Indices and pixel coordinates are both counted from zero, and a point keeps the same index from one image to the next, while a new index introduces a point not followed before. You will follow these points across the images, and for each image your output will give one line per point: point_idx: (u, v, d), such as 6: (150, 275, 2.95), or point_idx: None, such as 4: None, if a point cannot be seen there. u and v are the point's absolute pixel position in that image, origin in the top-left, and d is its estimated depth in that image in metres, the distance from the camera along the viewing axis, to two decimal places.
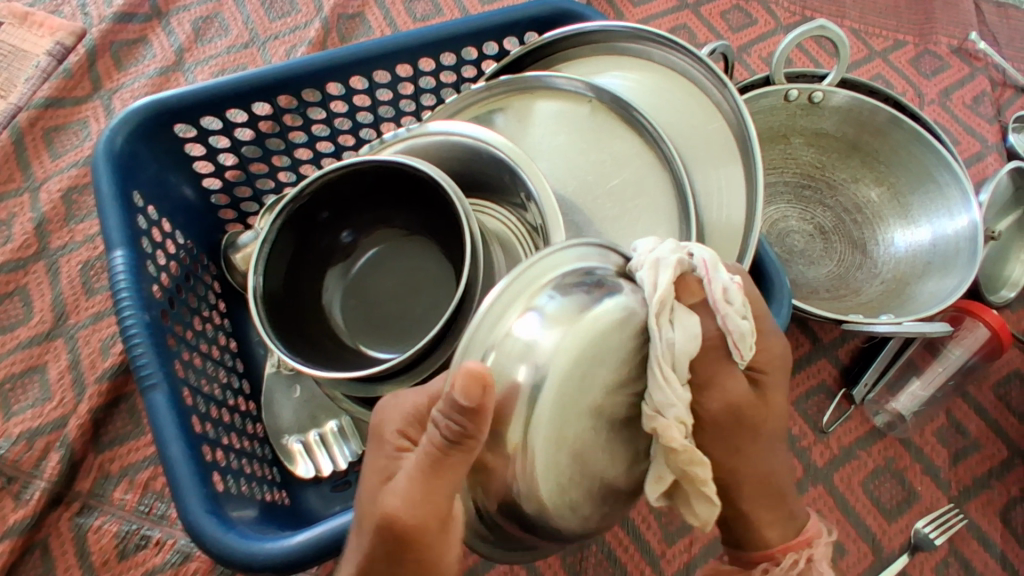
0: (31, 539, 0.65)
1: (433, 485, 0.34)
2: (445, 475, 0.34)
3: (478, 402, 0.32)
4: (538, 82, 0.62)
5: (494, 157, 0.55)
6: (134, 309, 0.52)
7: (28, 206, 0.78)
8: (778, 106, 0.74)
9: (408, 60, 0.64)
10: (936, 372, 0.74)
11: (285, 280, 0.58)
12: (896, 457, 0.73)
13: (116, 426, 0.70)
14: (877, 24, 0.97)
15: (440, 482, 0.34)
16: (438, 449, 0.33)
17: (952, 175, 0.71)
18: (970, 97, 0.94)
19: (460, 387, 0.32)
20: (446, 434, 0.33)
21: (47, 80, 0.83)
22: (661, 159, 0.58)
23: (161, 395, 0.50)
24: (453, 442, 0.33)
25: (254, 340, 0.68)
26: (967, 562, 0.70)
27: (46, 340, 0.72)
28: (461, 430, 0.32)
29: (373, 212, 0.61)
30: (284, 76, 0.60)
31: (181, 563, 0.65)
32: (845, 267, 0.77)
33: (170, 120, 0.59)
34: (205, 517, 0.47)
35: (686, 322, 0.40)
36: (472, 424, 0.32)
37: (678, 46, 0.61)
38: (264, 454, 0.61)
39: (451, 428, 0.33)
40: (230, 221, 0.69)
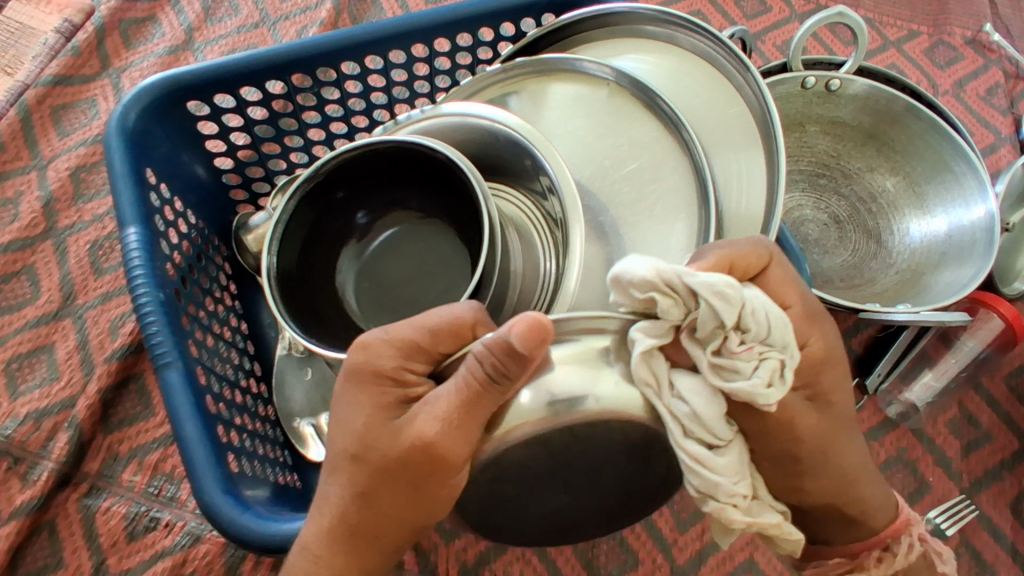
0: (39, 520, 0.65)
1: (464, 420, 0.37)
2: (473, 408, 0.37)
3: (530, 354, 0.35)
4: (556, 64, 0.61)
5: (512, 139, 0.55)
6: (148, 287, 0.51)
7: (35, 185, 0.77)
8: (795, 94, 0.73)
9: (423, 41, 0.64)
10: (950, 363, 0.73)
11: (299, 261, 0.57)
12: (908, 448, 0.73)
13: (125, 407, 0.69)
14: (891, 14, 0.96)
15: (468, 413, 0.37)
16: (472, 380, 0.36)
17: (970, 165, 0.70)
18: (984, 89, 0.93)
19: (517, 331, 0.34)
20: (490, 372, 0.36)
21: (54, 58, 0.82)
22: (682, 143, 0.57)
23: (175, 374, 0.49)
24: (493, 379, 0.36)
25: (265, 322, 0.67)
26: (978, 553, 0.71)
27: (54, 320, 0.71)
28: (503, 370, 0.36)
29: (387, 193, 0.60)
30: (299, 54, 0.60)
31: (191, 546, 0.65)
32: (859, 257, 0.76)
33: (182, 97, 0.58)
34: (221, 497, 0.46)
35: (690, 380, 0.37)
36: (514, 368, 0.36)
37: (699, 28, 0.60)
38: (275, 437, 0.61)
39: (495, 371, 0.36)
40: (241, 202, 0.68)
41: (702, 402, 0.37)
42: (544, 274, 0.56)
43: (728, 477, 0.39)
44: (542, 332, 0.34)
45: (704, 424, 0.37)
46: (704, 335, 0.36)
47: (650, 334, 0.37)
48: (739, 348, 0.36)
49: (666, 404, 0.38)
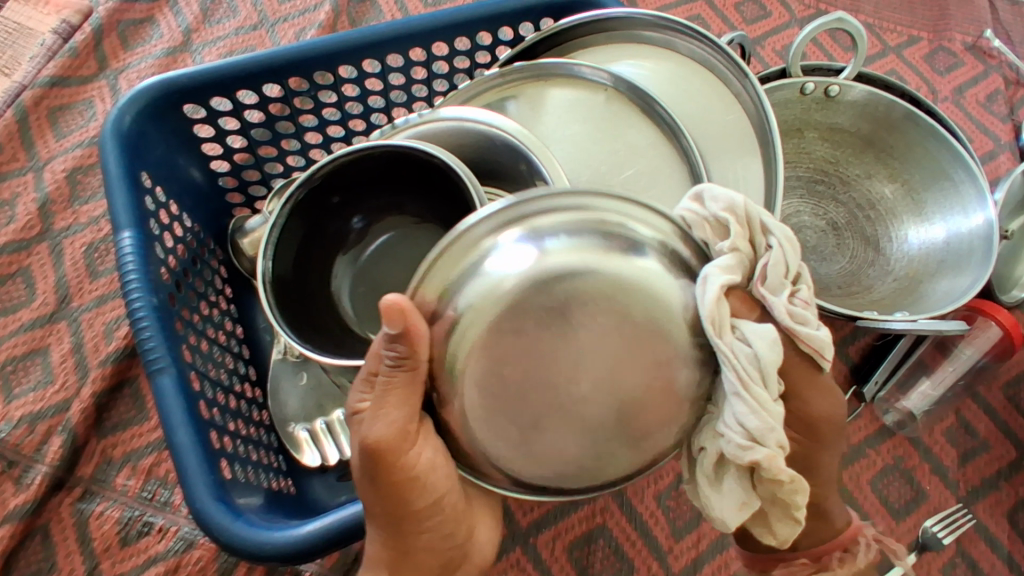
0: (32, 524, 0.64)
1: (393, 400, 0.38)
2: (392, 391, 0.38)
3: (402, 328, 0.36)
4: (554, 69, 0.61)
5: (509, 145, 0.55)
6: (142, 292, 0.51)
7: (32, 186, 0.77)
8: (793, 99, 0.73)
9: (420, 45, 0.63)
10: (947, 372, 0.73)
11: (294, 265, 0.57)
12: (905, 456, 0.73)
13: (119, 411, 0.69)
14: (892, 20, 0.96)
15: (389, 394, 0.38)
16: (390, 371, 0.37)
17: (968, 172, 0.70)
18: (984, 95, 0.93)
19: (385, 323, 0.36)
20: (387, 358, 0.37)
21: (52, 59, 0.82)
22: (679, 150, 0.58)
23: (168, 380, 0.49)
24: (395, 364, 0.37)
25: (260, 326, 0.67)
26: (974, 562, 0.70)
27: (49, 323, 0.71)
28: (398, 353, 0.37)
29: (384, 198, 0.60)
30: (296, 57, 0.59)
31: (184, 551, 0.65)
32: (857, 264, 0.76)
33: (178, 100, 0.58)
34: (213, 504, 0.46)
35: (756, 325, 0.38)
36: (409, 344, 0.37)
37: (697, 35, 0.60)
38: (269, 442, 0.61)
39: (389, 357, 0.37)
40: (237, 205, 0.68)
41: (766, 350, 0.38)
42: None
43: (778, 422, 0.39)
44: (398, 313, 0.35)
45: (764, 372, 0.38)
46: (767, 281, 0.40)
47: (719, 273, 0.39)
48: (803, 298, 0.41)
49: (728, 347, 0.38)
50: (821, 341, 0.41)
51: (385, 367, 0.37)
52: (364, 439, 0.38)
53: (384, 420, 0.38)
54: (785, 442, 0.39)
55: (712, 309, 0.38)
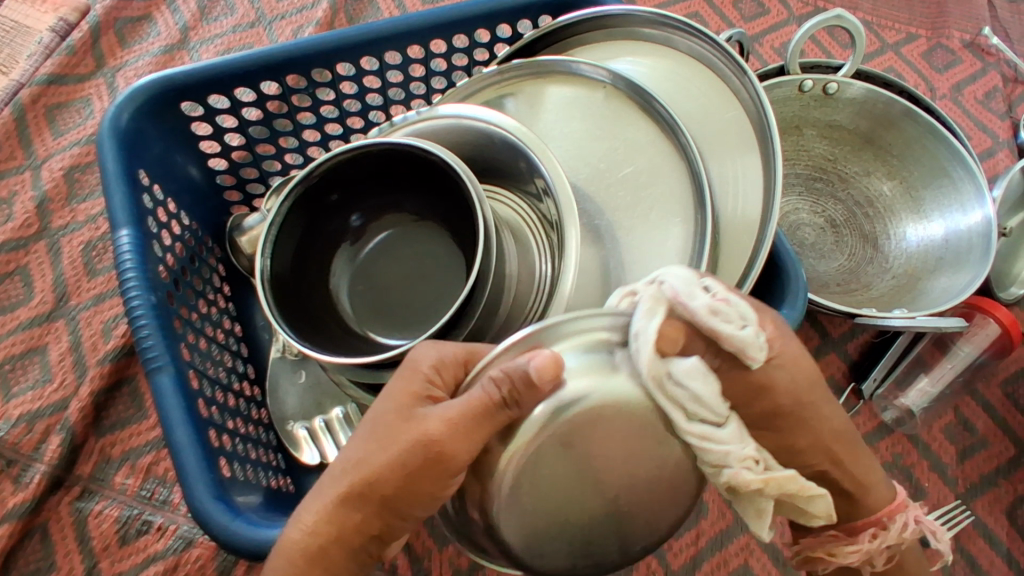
0: (31, 523, 0.64)
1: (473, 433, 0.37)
2: (482, 421, 0.37)
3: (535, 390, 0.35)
4: (552, 66, 0.61)
5: (507, 142, 0.55)
6: (139, 290, 0.50)
7: (29, 185, 0.76)
8: (792, 97, 0.73)
9: (419, 42, 0.63)
10: (946, 368, 0.73)
11: (293, 262, 0.57)
12: (904, 453, 0.73)
13: (118, 410, 0.69)
14: (890, 17, 0.96)
15: (478, 426, 0.37)
16: (486, 399, 0.36)
17: (967, 170, 0.70)
18: (982, 92, 0.93)
19: (537, 365, 0.35)
20: (498, 394, 0.36)
21: (49, 57, 0.81)
22: (678, 146, 0.57)
23: (166, 378, 0.49)
24: (501, 402, 0.36)
25: (258, 324, 0.67)
26: (973, 559, 0.70)
27: (47, 322, 0.71)
28: (510, 395, 0.36)
29: (382, 196, 0.60)
30: (293, 54, 0.59)
31: (183, 550, 0.64)
32: (856, 262, 0.76)
33: (175, 98, 0.57)
34: (211, 503, 0.46)
35: (684, 362, 0.37)
36: (527, 396, 0.36)
37: (696, 32, 0.60)
38: (268, 440, 0.61)
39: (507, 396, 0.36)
40: (235, 203, 0.67)
41: (702, 385, 0.37)
42: (539, 277, 0.56)
43: (736, 443, 0.39)
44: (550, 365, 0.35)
45: (707, 405, 0.38)
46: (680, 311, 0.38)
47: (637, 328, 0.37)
48: (720, 295, 0.39)
49: (670, 392, 0.38)
50: (749, 335, 0.39)
51: (485, 390, 0.36)
52: (426, 437, 0.37)
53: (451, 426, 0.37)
54: (753, 454, 0.39)
55: (650, 363, 0.37)
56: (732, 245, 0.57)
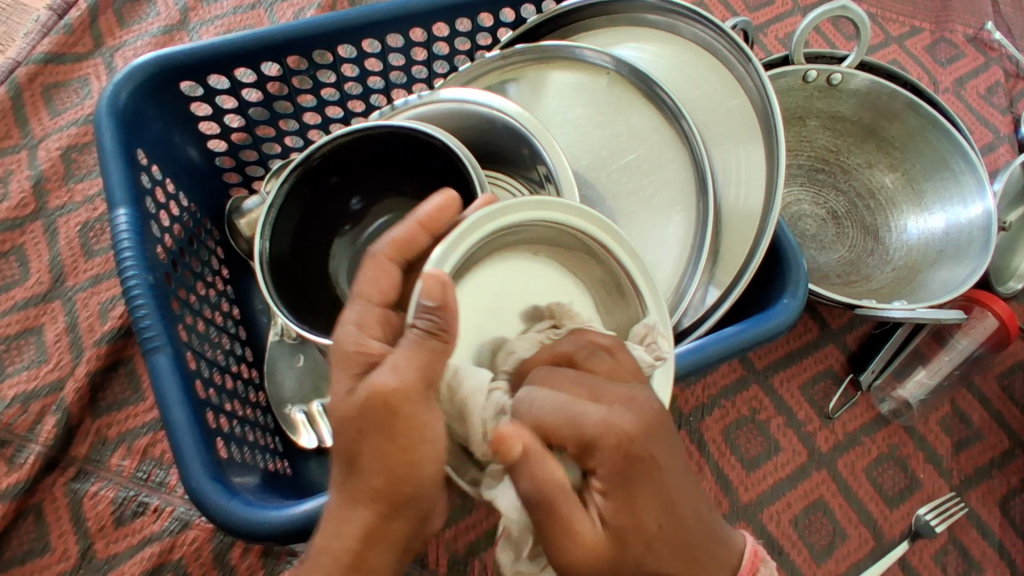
0: (25, 504, 0.64)
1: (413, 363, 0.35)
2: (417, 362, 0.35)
3: (440, 301, 0.35)
4: (556, 51, 0.59)
5: (510, 128, 0.54)
6: (138, 269, 0.50)
7: (26, 164, 0.76)
8: (796, 87, 0.73)
9: (421, 25, 0.62)
10: (943, 361, 0.73)
11: (292, 245, 0.57)
12: (900, 444, 0.73)
13: (114, 391, 0.69)
14: (894, 10, 0.96)
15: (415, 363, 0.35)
16: (419, 338, 0.35)
17: (968, 162, 0.70)
18: (985, 87, 0.93)
19: (421, 294, 0.35)
20: (423, 326, 0.35)
21: (46, 36, 0.80)
22: (681, 134, 0.57)
23: (164, 358, 0.48)
24: (431, 332, 0.35)
25: (257, 308, 0.67)
26: (966, 550, 0.71)
27: (43, 302, 0.70)
28: (435, 322, 0.35)
29: (383, 179, 0.60)
30: (295, 35, 0.58)
31: (180, 532, 0.64)
32: (856, 253, 0.76)
33: (176, 76, 0.57)
34: (208, 482, 0.45)
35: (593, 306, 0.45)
36: (449, 316, 0.36)
37: (701, 18, 0.59)
38: (266, 423, 0.61)
39: (426, 328, 0.35)
40: (234, 185, 0.67)
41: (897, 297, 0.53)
42: None
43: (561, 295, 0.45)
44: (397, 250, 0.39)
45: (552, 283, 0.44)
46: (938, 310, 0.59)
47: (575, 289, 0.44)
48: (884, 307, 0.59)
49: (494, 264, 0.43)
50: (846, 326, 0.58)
51: (416, 333, 0.35)
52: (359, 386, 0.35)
53: (406, 374, 0.35)
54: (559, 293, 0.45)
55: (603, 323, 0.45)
56: (731, 237, 0.58)
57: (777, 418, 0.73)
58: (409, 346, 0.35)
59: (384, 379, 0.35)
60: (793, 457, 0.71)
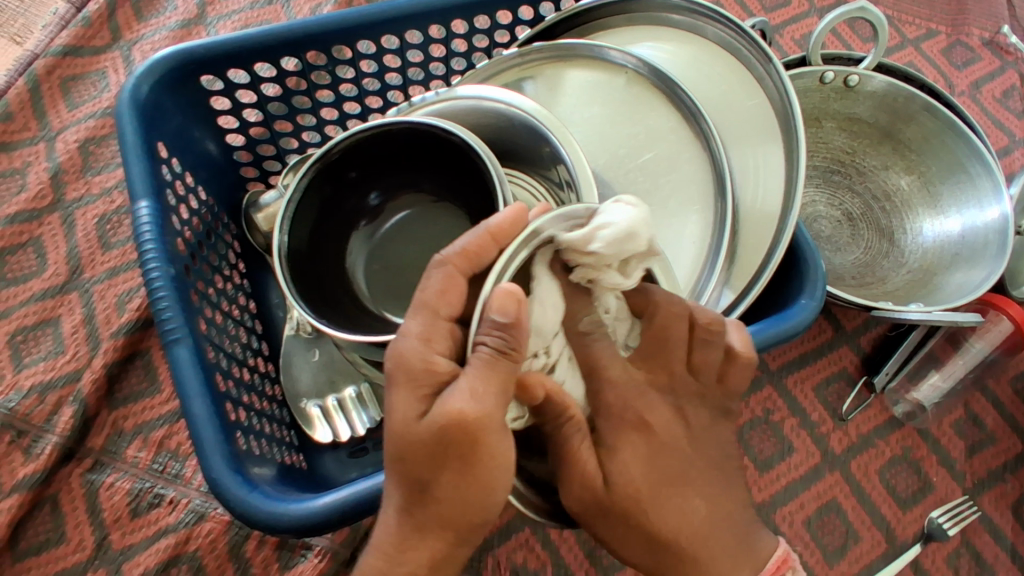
0: (41, 494, 0.64)
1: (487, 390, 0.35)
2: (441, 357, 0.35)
3: (512, 317, 0.35)
4: (575, 50, 0.60)
5: (528, 125, 0.54)
6: (159, 262, 0.50)
7: (44, 156, 0.76)
8: (813, 88, 0.72)
9: (440, 21, 0.63)
10: (958, 365, 0.73)
11: (310, 239, 0.57)
12: (913, 447, 0.73)
13: (131, 382, 0.69)
14: (910, 12, 0.95)
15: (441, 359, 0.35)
16: (490, 357, 0.35)
17: (984, 166, 0.70)
18: (1000, 91, 0.93)
19: (493, 312, 0.34)
20: (494, 347, 0.35)
21: (65, 28, 0.81)
22: (700, 134, 0.57)
23: (184, 350, 0.48)
24: (501, 352, 0.35)
25: (273, 302, 0.67)
26: (978, 554, 0.71)
27: (60, 294, 0.71)
28: (505, 341, 0.35)
29: (400, 175, 0.60)
30: (315, 31, 0.58)
31: (195, 523, 0.65)
32: (871, 255, 0.76)
33: (196, 70, 0.57)
34: (228, 475, 0.45)
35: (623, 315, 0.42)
36: (519, 333, 0.35)
37: (721, 17, 0.59)
38: (281, 417, 0.61)
39: (496, 349, 0.35)
40: (251, 179, 0.67)
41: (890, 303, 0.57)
42: None
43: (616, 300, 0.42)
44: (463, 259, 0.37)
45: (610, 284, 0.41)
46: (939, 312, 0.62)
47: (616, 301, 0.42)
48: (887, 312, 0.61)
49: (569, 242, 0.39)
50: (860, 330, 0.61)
51: (486, 353, 0.35)
52: None
53: (485, 400, 0.35)
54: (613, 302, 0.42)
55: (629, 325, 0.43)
56: (749, 237, 0.58)
57: (791, 419, 0.73)
58: (482, 367, 0.35)
59: (464, 406, 0.34)
60: (807, 458, 0.71)
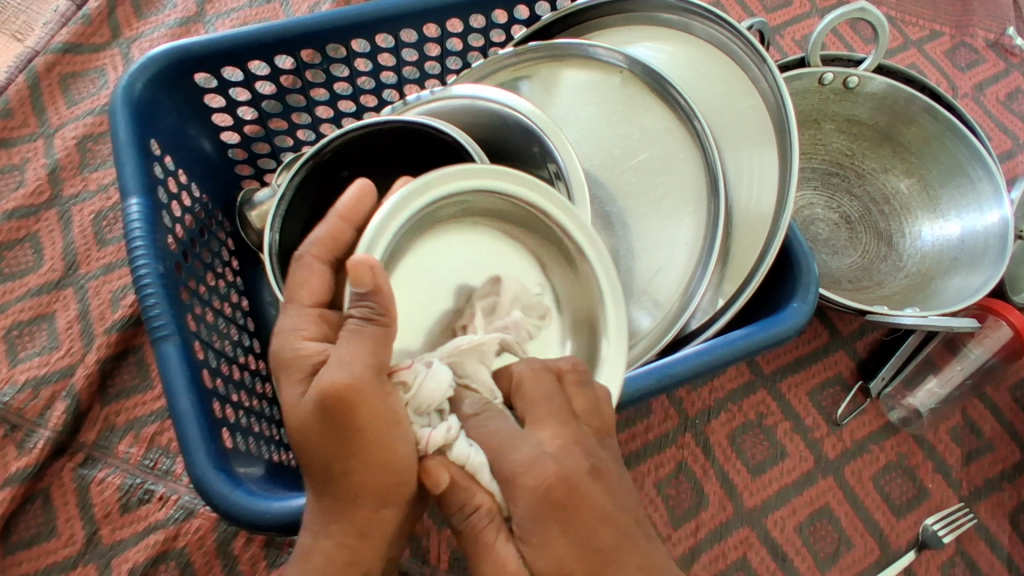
0: (33, 488, 0.65)
1: (372, 361, 0.35)
2: None
3: (371, 284, 0.35)
4: (568, 49, 0.59)
5: (521, 125, 0.54)
6: (149, 259, 0.50)
7: (42, 152, 0.77)
8: (811, 89, 0.72)
9: (435, 20, 0.62)
10: (955, 371, 0.72)
11: (302, 237, 0.57)
12: (909, 453, 0.72)
13: (123, 378, 0.69)
14: (914, 13, 0.94)
15: None
16: (358, 326, 0.36)
17: (986, 169, 0.69)
18: (1005, 93, 0.92)
19: (352, 281, 0.35)
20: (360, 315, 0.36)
21: (65, 26, 0.81)
22: (693, 134, 0.57)
23: (172, 347, 0.48)
24: (367, 320, 0.36)
25: (266, 300, 0.67)
26: (973, 563, 0.70)
27: (55, 290, 0.71)
28: (371, 309, 0.36)
29: (394, 174, 0.60)
30: (309, 29, 0.58)
31: (184, 520, 0.65)
32: (870, 259, 0.75)
33: (191, 68, 0.57)
34: (213, 472, 0.45)
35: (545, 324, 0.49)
36: (386, 299, 0.36)
37: (717, 18, 0.59)
38: (271, 415, 0.61)
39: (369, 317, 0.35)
40: (246, 177, 0.67)
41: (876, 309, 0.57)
42: None
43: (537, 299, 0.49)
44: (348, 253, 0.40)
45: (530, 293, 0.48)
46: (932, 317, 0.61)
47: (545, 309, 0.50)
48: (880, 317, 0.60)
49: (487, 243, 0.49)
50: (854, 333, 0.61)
51: (354, 323, 0.36)
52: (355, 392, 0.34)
53: (358, 370, 0.35)
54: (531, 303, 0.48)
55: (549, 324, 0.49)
56: (743, 239, 0.58)
57: (784, 423, 0.72)
58: (351, 338, 0.35)
59: (336, 376, 0.34)
60: (800, 463, 0.71)
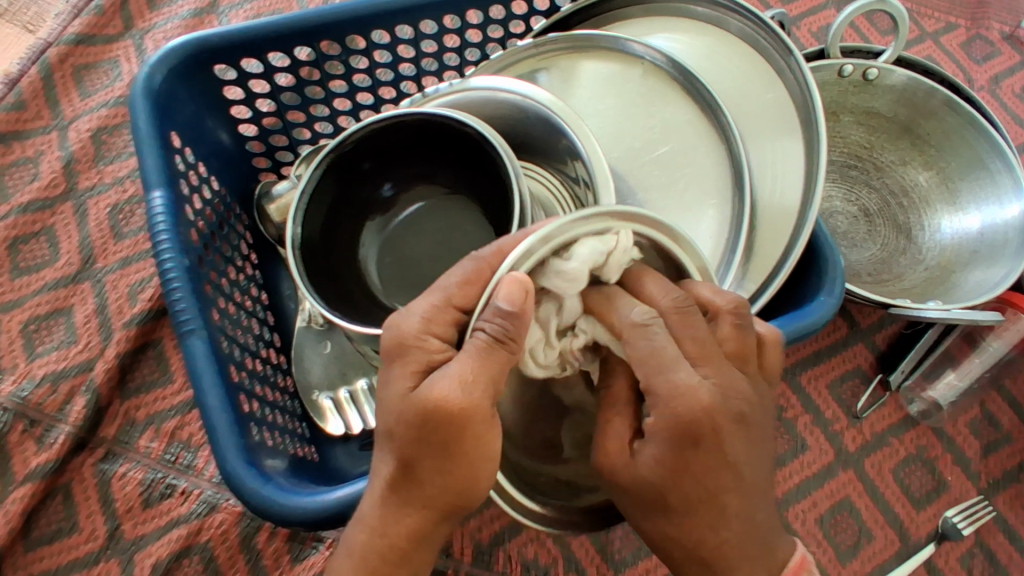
0: (53, 483, 0.65)
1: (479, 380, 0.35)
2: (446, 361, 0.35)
3: (515, 307, 0.34)
4: (590, 41, 0.59)
5: (542, 116, 0.53)
6: (173, 253, 0.50)
7: (56, 145, 0.76)
8: (831, 81, 0.71)
9: (454, 11, 0.62)
10: (974, 364, 0.72)
11: (324, 230, 0.57)
12: (928, 446, 0.72)
13: (143, 372, 0.69)
14: (929, 6, 0.94)
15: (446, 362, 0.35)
16: (487, 344, 0.35)
17: (1006, 162, 0.69)
18: (1020, 86, 0.91)
19: (499, 296, 0.34)
20: (492, 332, 0.35)
21: (77, 17, 0.80)
22: (717, 127, 0.57)
23: (198, 341, 0.48)
24: (498, 339, 0.35)
25: (285, 293, 0.67)
26: (992, 554, 0.70)
27: (72, 284, 0.71)
28: (504, 330, 0.35)
29: (416, 166, 0.59)
30: (328, 20, 0.58)
31: (207, 514, 0.65)
32: (888, 252, 0.75)
33: (208, 59, 0.56)
34: (242, 467, 0.45)
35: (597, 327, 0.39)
36: (521, 327, 0.35)
37: (741, 10, 0.59)
38: (293, 408, 0.61)
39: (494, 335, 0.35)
40: (263, 169, 0.67)
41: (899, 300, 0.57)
42: None
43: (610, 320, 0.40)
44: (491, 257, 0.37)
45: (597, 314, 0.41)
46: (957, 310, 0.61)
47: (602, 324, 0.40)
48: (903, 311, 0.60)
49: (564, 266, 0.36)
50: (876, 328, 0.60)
51: (484, 338, 0.35)
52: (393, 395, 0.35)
53: (470, 389, 0.35)
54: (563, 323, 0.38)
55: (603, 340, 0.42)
56: (767, 233, 0.57)
57: (805, 416, 0.72)
58: (476, 352, 0.35)
59: (448, 392, 0.34)
60: (820, 456, 0.71)
